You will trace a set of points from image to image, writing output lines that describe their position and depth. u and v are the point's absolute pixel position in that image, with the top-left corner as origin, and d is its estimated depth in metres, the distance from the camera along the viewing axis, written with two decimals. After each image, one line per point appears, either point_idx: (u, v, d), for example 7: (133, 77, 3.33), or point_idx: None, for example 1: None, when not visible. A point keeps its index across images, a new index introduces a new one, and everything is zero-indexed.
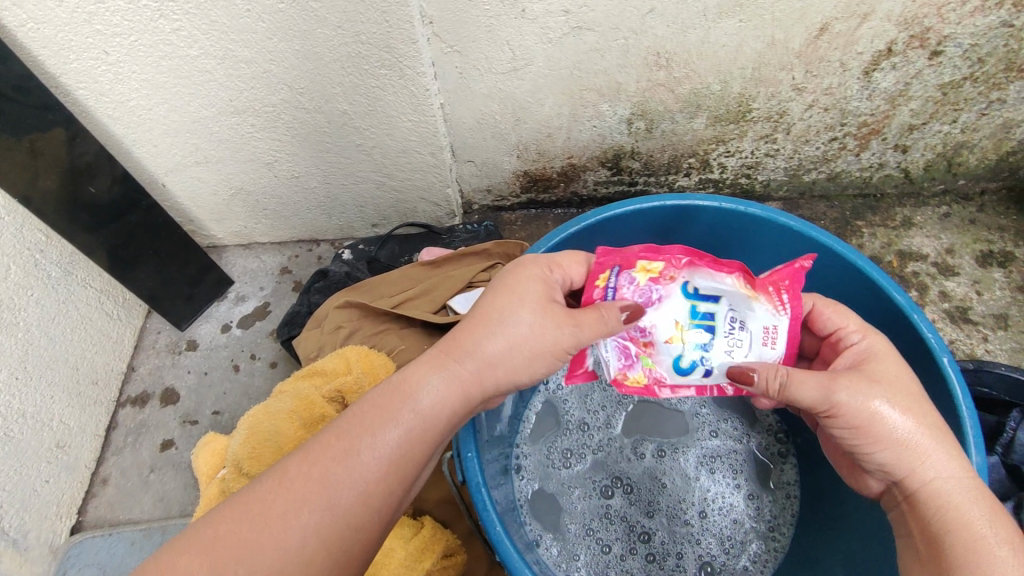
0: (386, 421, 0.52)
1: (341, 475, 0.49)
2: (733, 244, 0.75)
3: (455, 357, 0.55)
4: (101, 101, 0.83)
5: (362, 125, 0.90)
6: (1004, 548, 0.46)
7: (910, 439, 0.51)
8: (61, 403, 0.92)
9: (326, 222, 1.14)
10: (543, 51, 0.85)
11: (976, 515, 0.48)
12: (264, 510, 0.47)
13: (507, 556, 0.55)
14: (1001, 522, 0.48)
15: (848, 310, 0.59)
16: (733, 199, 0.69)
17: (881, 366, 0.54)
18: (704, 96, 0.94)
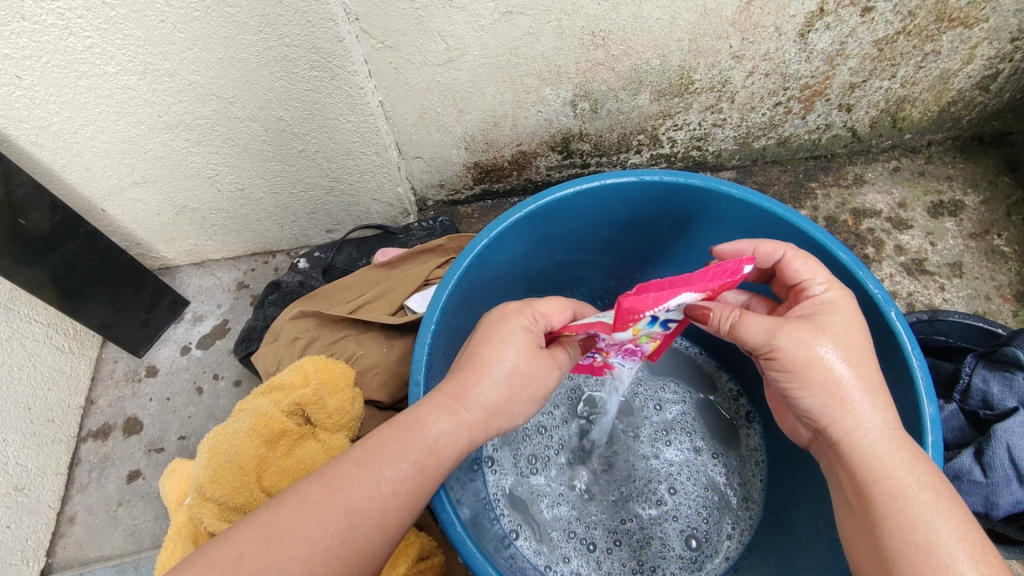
0: (398, 457, 0.51)
1: (359, 495, 0.48)
2: (679, 218, 0.74)
3: (463, 400, 0.54)
4: (22, 129, 0.80)
5: (301, 130, 0.88)
6: (925, 493, 0.47)
7: (837, 388, 0.52)
8: (15, 445, 0.89)
9: (278, 233, 1.11)
10: (477, 39, 0.83)
11: (899, 462, 0.49)
12: (283, 535, 0.46)
13: (470, 557, 0.55)
14: (921, 466, 0.48)
15: (817, 261, 0.59)
16: (674, 171, 0.68)
17: (834, 321, 0.54)
18: (645, 72, 0.93)
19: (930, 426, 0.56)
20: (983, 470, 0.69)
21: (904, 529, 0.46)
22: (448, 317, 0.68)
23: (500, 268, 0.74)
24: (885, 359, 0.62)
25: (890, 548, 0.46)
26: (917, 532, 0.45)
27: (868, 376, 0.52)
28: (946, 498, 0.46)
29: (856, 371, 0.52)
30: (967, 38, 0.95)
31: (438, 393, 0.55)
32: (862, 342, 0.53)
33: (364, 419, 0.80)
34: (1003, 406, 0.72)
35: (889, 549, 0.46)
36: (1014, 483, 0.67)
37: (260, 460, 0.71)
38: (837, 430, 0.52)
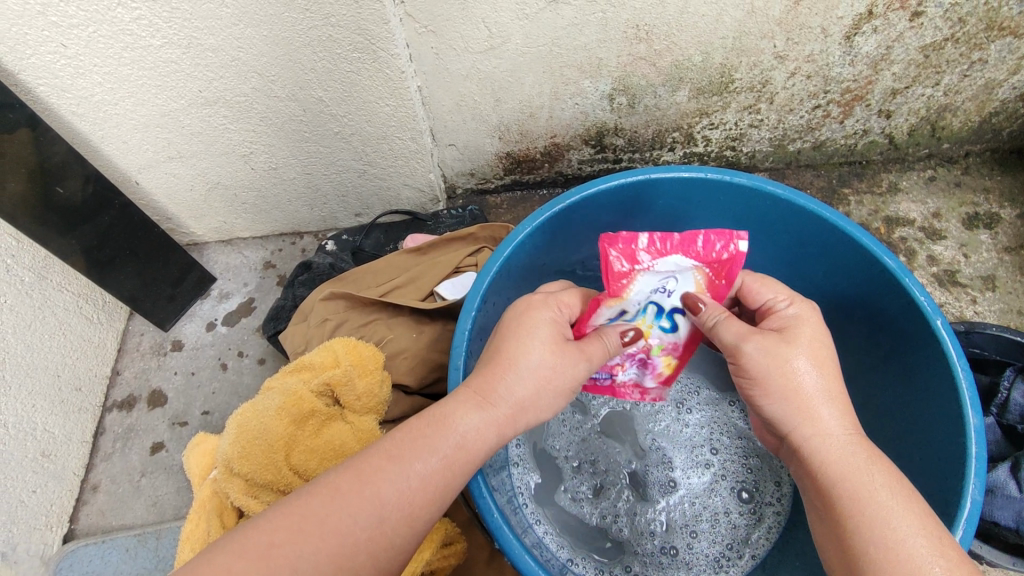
0: (427, 451, 0.51)
1: (390, 491, 0.49)
2: (718, 216, 0.74)
3: (492, 395, 0.54)
4: (64, 98, 0.81)
5: (339, 112, 0.88)
6: (884, 493, 0.49)
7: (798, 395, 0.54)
8: (44, 412, 0.91)
9: (308, 214, 1.11)
10: (520, 28, 0.83)
11: (858, 466, 0.51)
12: (319, 528, 0.46)
13: (506, 543, 0.55)
14: (879, 468, 0.51)
15: (775, 284, 0.62)
16: (720, 168, 0.68)
17: (801, 337, 0.56)
18: (686, 69, 0.92)
19: (974, 436, 0.55)
20: (1018, 485, 0.69)
21: (870, 536, 0.47)
22: (487, 305, 0.68)
23: (539, 259, 0.74)
24: (928, 368, 0.61)
25: (861, 558, 0.47)
26: (882, 538, 0.46)
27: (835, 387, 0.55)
28: (904, 496, 0.48)
29: (818, 381, 0.55)
30: (1016, 48, 0.93)
31: (463, 393, 0.54)
32: (827, 351, 0.56)
33: (391, 403, 0.79)
34: None
35: (859, 557, 0.47)
36: None
37: (289, 437, 0.72)
38: (797, 435, 0.54)
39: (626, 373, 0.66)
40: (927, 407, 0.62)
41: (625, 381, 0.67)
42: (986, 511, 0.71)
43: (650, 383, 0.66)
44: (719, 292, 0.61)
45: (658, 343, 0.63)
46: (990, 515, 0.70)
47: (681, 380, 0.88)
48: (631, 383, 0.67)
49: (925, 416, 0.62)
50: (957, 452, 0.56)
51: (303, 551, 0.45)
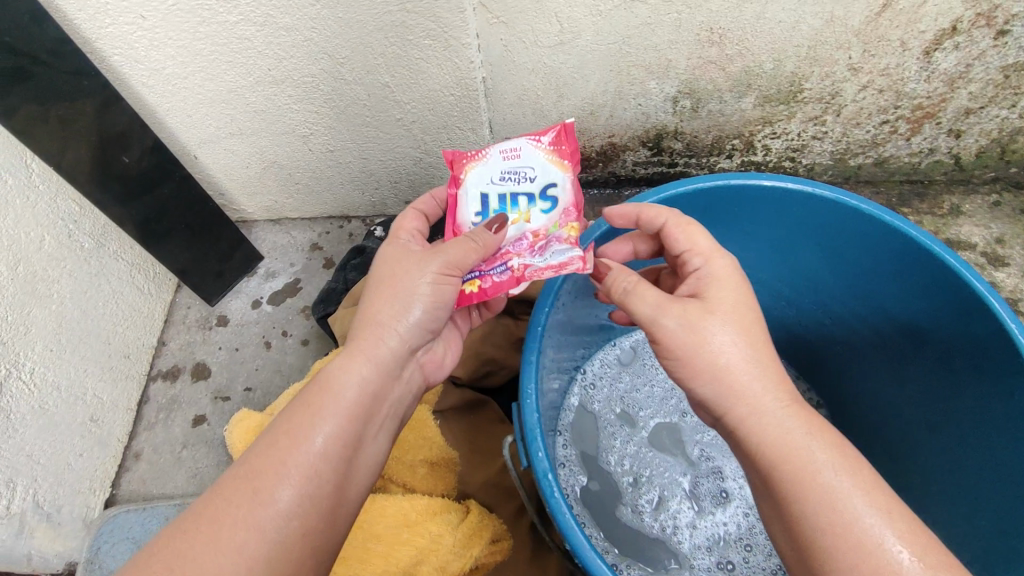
0: (327, 409, 0.55)
1: (298, 456, 0.52)
2: (794, 225, 0.75)
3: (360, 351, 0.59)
4: (136, 68, 0.82)
5: (403, 98, 0.87)
6: (828, 473, 0.48)
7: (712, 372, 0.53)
8: (94, 376, 0.92)
9: (358, 199, 1.11)
10: (593, 24, 0.82)
11: (797, 443, 0.50)
12: (273, 488, 0.50)
13: (577, 543, 0.52)
14: (822, 440, 0.50)
15: (700, 231, 0.61)
16: (804, 180, 0.69)
17: (722, 297, 0.56)
18: (756, 75, 0.91)
19: None
20: None
21: (818, 519, 0.47)
22: (562, 298, 0.69)
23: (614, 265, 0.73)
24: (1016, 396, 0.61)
25: (812, 541, 0.47)
26: (829, 519, 0.46)
27: (724, 358, 0.53)
28: (847, 473, 0.48)
29: (739, 349, 0.54)
30: None
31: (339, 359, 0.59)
32: (751, 314, 0.55)
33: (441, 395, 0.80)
34: None
35: (810, 538, 0.47)
36: None
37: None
38: (733, 416, 0.53)
39: (527, 259, 0.61)
40: None
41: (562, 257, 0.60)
42: None
43: (557, 257, 0.60)
44: (573, 153, 0.65)
45: (550, 224, 0.64)
46: None
47: None
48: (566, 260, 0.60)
49: None
50: None
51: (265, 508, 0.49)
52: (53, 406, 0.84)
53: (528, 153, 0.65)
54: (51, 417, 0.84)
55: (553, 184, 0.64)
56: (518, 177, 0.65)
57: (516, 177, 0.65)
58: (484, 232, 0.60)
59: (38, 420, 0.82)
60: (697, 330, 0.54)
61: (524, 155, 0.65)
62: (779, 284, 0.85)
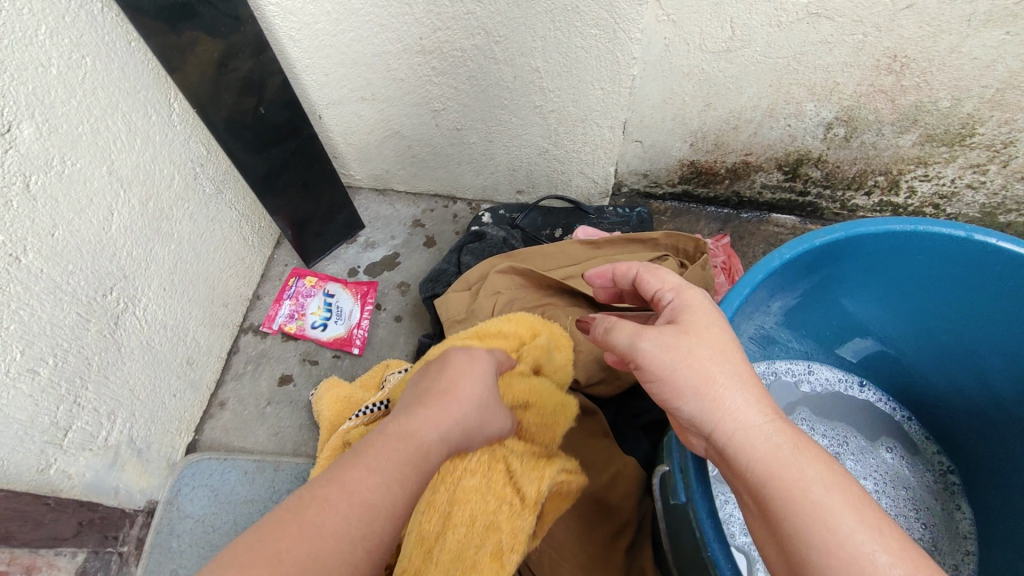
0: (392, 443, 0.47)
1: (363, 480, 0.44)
2: (987, 297, 0.64)
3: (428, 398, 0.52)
4: (286, 21, 0.80)
5: (550, 85, 0.84)
6: (816, 489, 0.39)
7: (704, 388, 0.45)
8: (196, 320, 0.92)
9: (470, 181, 1.08)
10: (767, 35, 0.77)
11: (783, 457, 0.41)
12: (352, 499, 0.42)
13: None
14: (820, 458, 0.41)
15: (667, 272, 0.55)
16: (1014, 239, 0.59)
17: (687, 320, 0.49)
18: (926, 112, 0.84)
19: None
20: None
21: (805, 536, 0.38)
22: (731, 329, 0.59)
23: (775, 302, 0.68)
24: None
25: (802, 559, 0.38)
26: (818, 538, 0.37)
27: (707, 367, 0.46)
28: (849, 491, 0.39)
29: (720, 366, 0.46)
30: None
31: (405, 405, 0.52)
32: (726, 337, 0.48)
33: None
34: None
35: (799, 556, 0.38)
36: None
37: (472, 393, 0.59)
38: (719, 434, 0.44)
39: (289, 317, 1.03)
40: None
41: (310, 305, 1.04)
42: None
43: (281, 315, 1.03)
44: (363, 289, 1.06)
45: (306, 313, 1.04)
46: None
47: (838, 431, 0.76)
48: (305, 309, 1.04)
49: None
50: None
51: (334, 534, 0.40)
52: (157, 344, 0.84)
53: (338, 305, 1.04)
54: (155, 355, 0.84)
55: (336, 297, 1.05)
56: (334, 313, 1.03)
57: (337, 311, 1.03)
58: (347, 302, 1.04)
59: (143, 356, 0.82)
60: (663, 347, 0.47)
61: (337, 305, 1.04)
62: (942, 371, 0.72)
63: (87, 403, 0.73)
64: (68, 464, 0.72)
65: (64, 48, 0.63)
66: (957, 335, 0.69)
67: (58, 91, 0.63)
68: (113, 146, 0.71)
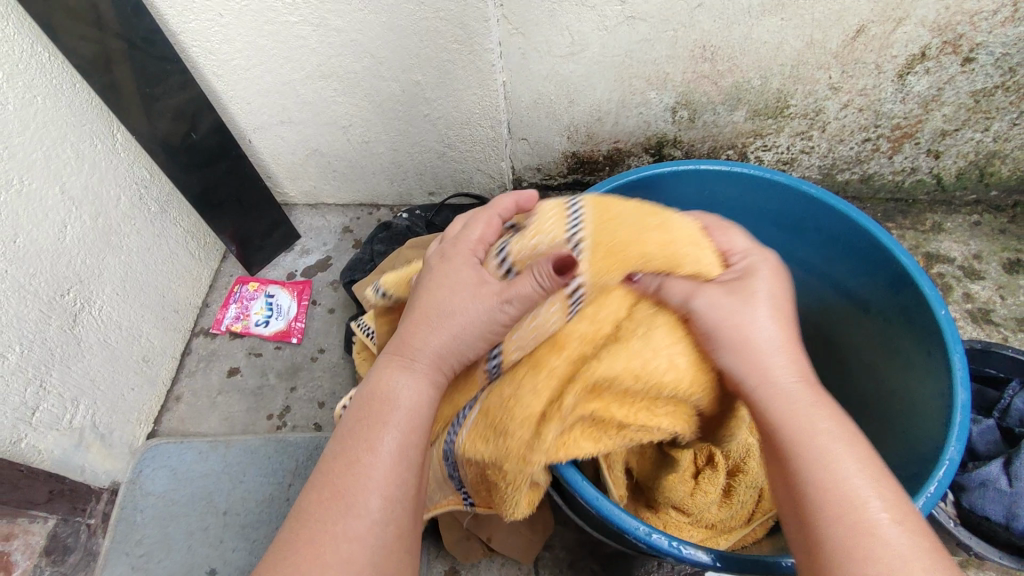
0: (380, 427, 0.52)
1: (353, 484, 0.50)
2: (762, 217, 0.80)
3: (411, 351, 0.56)
4: (209, 60, 0.98)
5: (432, 95, 1.01)
6: (369, 451, 0.51)
7: (404, 347, 0.56)
8: (149, 322, 1.06)
9: (387, 188, 1.25)
10: (599, 38, 0.94)
11: (358, 428, 0.52)
12: (356, 494, 0.49)
13: (581, 489, 0.60)
14: (412, 430, 0.53)
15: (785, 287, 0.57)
16: (762, 166, 0.74)
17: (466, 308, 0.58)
18: (745, 90, 1.01)
19: (958, 408, 0.58)
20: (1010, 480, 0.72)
21: (359, 484, 0.50)
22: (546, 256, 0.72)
23: None
24: (920, 355, 0.65)
25: (362, 498, 0.49)
26: (371, 480, 0.50)
27: (414, 329, 0.57)
28: (374, 452, 0.51)
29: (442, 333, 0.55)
30: None
31: (386, 361, 0.56)
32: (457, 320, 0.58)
33: None
34: None
35: (362, 499, 0.49)
36: None
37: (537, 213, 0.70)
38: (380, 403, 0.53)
39: (233, 318, 1.18)
40: (919, 392, 0.65)
41: (252, 303, 1.19)
42: (976, 504, 0.73)
43: (227, 319, 1.18)
44: (300, 285, 1.20)
45: (248, 313, 1.18)
46: (982, 509, 0.73)
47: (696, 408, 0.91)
48: (248, 305, 1.19)
49: (915, 397, 0.65)
50: (941, 423, 0.60)
51: (349, 518, 0.48)
52: (114, 341, 0.98)
53: (277, 301, 1.19)
54: (111, 350, 0.97)
55: (276, 296, 1.19)
56: (274, 310, 1.18)
57: (277, 308, 1.18)
58: (285, 297, 1.19)
59: (100, 351, 0.95)
60: (438, 280, 0.58)
61: (275, 301, 1.19)
62: None
63: (52, 388, 0.86)
64: (37, 440, 0.84)
65: (18, 90, 0.79)
66: None
67: (14, 125, 0.78)
68: (64, 170, 0.86)
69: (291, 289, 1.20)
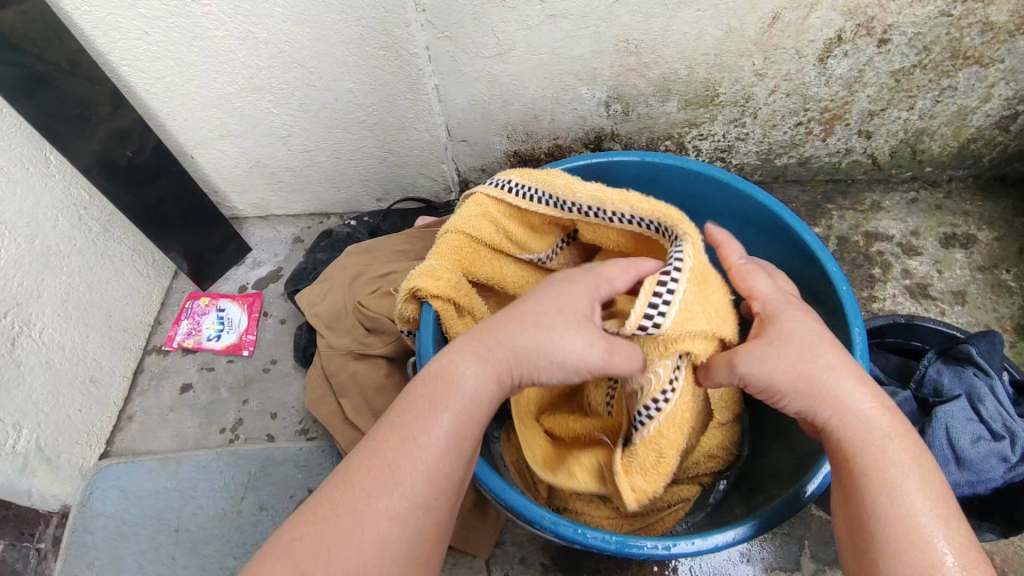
0: (440, 408, 0.54)
1: (406, 462, 0.51)
2: (683, 205, 0.83)
3: (493, 344, 0.57)
4: (140, 78, 0.98)
5: (365, 102, 1.02)
6: (422, 433, 0.53)
7: (485, 343, 0.57)
8: (95, 343, 1.06)
9: (334, 196, 1.26)
10: (524, 37, 0.95)
11: (420, 411, 0.54)
12: (399, 471, 0.51)
13: (492, 484, 0.62)
14: (467, 429, 0.54)
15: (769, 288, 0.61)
16: (675, 156, 0.77)
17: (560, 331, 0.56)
18: (673, 81, 1.03)
19: None
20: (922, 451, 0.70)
21: (402, 465, 0.51)
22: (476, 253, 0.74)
23: None
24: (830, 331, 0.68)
25: (409, 477, 0.51)
26: (422, 466, 0.52)
27: (502, 333, 0.57)
28: (433, 433, 0.53)
29: (536, 334, 0.56)
30: (984, 78, 1.01)
31: (461, 345, 0.58)
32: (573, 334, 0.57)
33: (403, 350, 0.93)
34: (951, 394, 0.72)
35: (410, 481, 0.51)
36: (952, 465, 0.68)
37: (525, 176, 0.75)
38: (448, 392, 0.55)
39: (184, 335, 1.18)
40: None
41: (203, 318, 1.19)
42: None
43: (178, 335, 1.18)
44: (250, 298, 1.21)
45: (199, 328, 1.18)
46: None
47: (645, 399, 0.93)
48: (198, 319, 1.19)
49: None
50: None
51: (387, 500, 0.50)
52: (57, 363, 0.98)
53: (227, 315, 1.19)
54: (54, 373, 0.97)
55: (227, 309, 1.20)
56: (224, 324, 1.18)
57: (228, 321, 1.18)
58: (236, 311, 1.19)
59: (43, 374, 0.95)
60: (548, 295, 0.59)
61: (225, 315, 1.19)
62: None
63: None
64: None
65: None
66: None
67: None
68: None
69: (241, 302, 1.20)
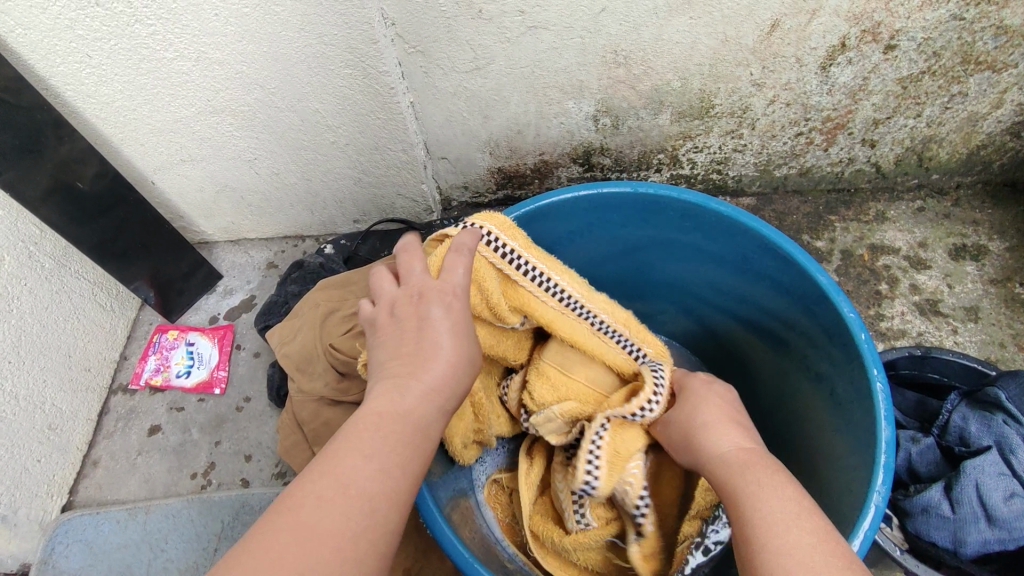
0: (379, 416, 0.47)
1: (349, 465, 0.44)
2: (680, 238, 0.77)
3: (405, 354, 0.51)
4: (88, 103, 0.90)
5: (335, 123, 0.95)
6: (366, 437, 0.46)
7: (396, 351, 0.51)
8: (53, 387, 0.99)
9: (309, 219, 1.18)
10: (503, 51, 0.87)
11: (359, 422, 0.47)
12: (348, 477, 0.43)
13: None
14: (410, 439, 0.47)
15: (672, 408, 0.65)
16: (672, 187, 0.71)
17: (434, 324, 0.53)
18: (666, 93, 0.96)
19: (883, 446, 0.57)
20: (952, 505, 0.66)
21: (350, 470, 0.44)
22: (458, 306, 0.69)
23: None
24: (848, 381, 0.63)
25: (360, 485, 0.43)
26: (366, 474, 0.44)
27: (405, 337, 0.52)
28: (374, 442, 0.46)
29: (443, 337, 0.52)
30: (996, 82, 0.95)
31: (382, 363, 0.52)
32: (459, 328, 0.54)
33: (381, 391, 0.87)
34: (978, 443, 0.69)
35: (361, 489, 0.43)
36: (982, 521, 0.64)
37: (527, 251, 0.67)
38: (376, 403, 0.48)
39: (153, 372, 1.11)
40: (849, 420, 0.62)
41: (171, 354, 1.12)
42: (921, 530, 0.67)
43: (146, 372, 1.11)
44: (221, 330, 1.14)
45: (168, 364, 1.11)
46: (926, 535, 0.67)
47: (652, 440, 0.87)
48: (167, 355, 1.12)
49: (846, 426, 0.63)
50: (868, 458, 0.58)
51: (338, 506, 0.42)
52: (10, 415, 0.90)
53: (197, 350, 1.12)
54: (8, 425, 0.90)
55: (197, 343, 1.13)
56: (194, 359, 1.11)
57: (198, 356, 1.11)
58: (206, 344, 1.12)
59: None
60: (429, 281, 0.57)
61: (195, 350, 1.12)
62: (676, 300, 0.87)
63: None
64: None
65: None
66: (672, 272, 0.83)
67: None
68: None
69: (212, 335, 1.13)
